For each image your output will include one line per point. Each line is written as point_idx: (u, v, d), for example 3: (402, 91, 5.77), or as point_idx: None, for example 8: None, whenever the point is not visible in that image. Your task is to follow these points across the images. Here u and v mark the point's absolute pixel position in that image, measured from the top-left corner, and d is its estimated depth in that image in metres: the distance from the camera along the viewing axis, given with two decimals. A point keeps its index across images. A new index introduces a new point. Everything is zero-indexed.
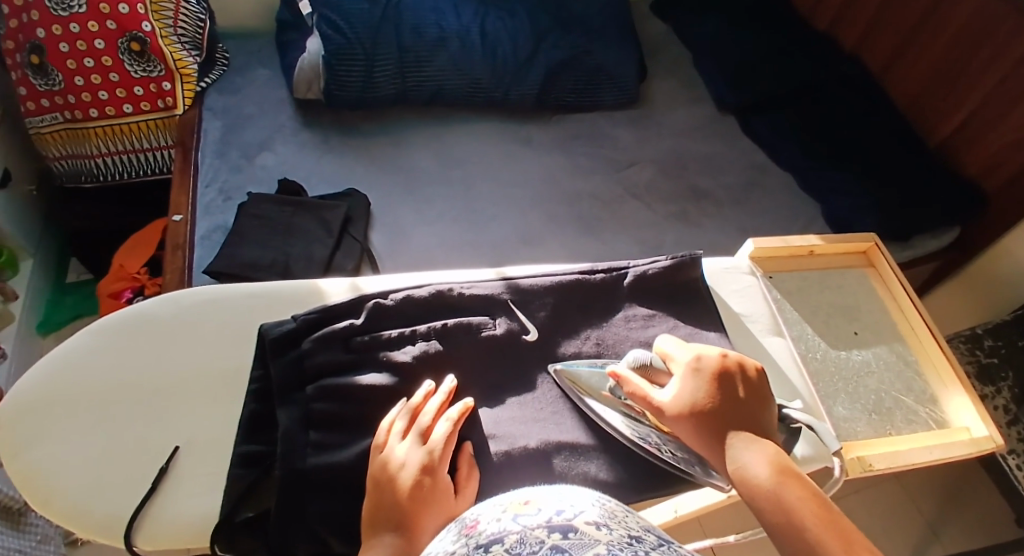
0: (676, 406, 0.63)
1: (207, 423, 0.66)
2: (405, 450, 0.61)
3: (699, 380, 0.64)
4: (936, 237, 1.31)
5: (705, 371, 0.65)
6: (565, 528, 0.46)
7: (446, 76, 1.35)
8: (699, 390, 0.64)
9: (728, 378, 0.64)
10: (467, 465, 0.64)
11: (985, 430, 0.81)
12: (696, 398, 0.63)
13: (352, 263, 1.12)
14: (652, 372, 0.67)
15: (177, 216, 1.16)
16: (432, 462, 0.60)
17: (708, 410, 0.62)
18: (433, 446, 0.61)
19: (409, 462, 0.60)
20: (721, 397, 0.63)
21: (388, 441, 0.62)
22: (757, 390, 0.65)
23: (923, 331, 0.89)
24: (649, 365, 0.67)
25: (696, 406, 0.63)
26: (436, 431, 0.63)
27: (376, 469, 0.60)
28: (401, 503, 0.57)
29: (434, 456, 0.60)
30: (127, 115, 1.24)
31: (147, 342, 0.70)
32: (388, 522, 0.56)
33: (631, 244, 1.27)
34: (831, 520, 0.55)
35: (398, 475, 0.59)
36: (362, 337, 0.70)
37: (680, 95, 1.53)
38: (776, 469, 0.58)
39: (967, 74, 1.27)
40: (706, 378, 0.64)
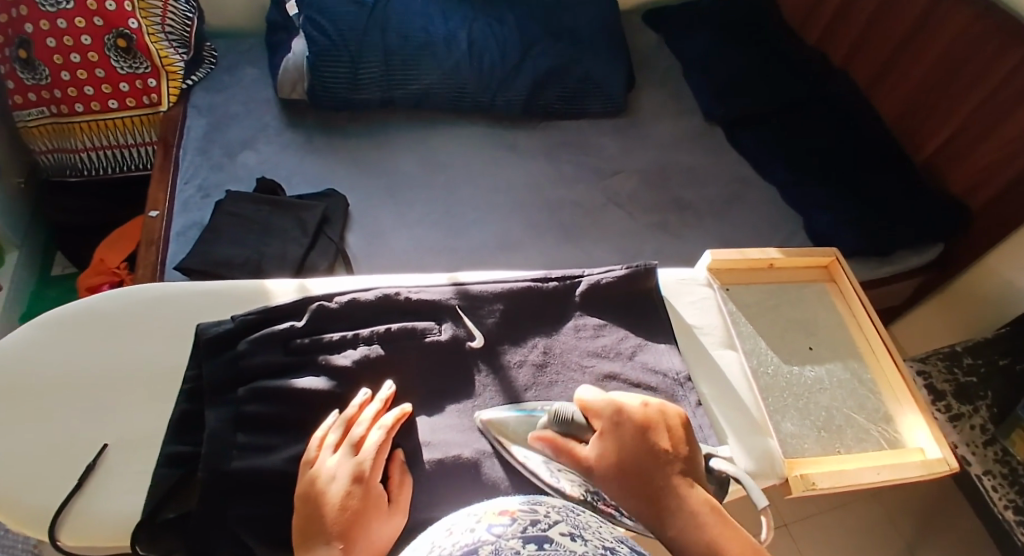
0: (603, 462, 0.61)
1: (138, 423, 0.66)
2: (338, 461, 0.61)
3: (623, 433, 0.62)
4: (919, 254, 1.31)
5: (627, 425, 0.63)
6: (541, 539, 0.44)
7: (432, 79, 1.35)
8: (627, 448, 0.62)
9: (654, 431, 0.63)
10: (402, 477, 0.64)
11: (938, 452, 0.80)
12: (622, 450, 0.61)
13: (325, 263, 1.14)
14: (574, 428, 0.64)
15: (154, 212, 1.17)
16: (366, 474, 0.60)
17: (636, 470, 0.61)
18: (365, 458, 0.61)
19: (341, 472, 0.60)
20: (648, 452, 0.62)
21: (320, 454, 0.62)
22: (682, 439, 0.64)
23: (881, 349, 0.88)
24: (572, 420, 0.64)
25: (624, 462, 0.61)
26: (370, 440, 0.63)
27: (305, 485, 0.60)
28: (334, 519, 0.57)
29: (367, 467, 0.61)
30: (113, 111, 1.25)
31: (87, 337, 0.71)
32: (322, 536, 0.57)
33: (610, 252, 1.27)
34: None
35: (329, 487, 0.59)
36: (303, 339, 0.71)
37: (669, 104, 1.53)
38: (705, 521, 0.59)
39: (951, 93, 1.26)
40: (632, 433, 0.62)
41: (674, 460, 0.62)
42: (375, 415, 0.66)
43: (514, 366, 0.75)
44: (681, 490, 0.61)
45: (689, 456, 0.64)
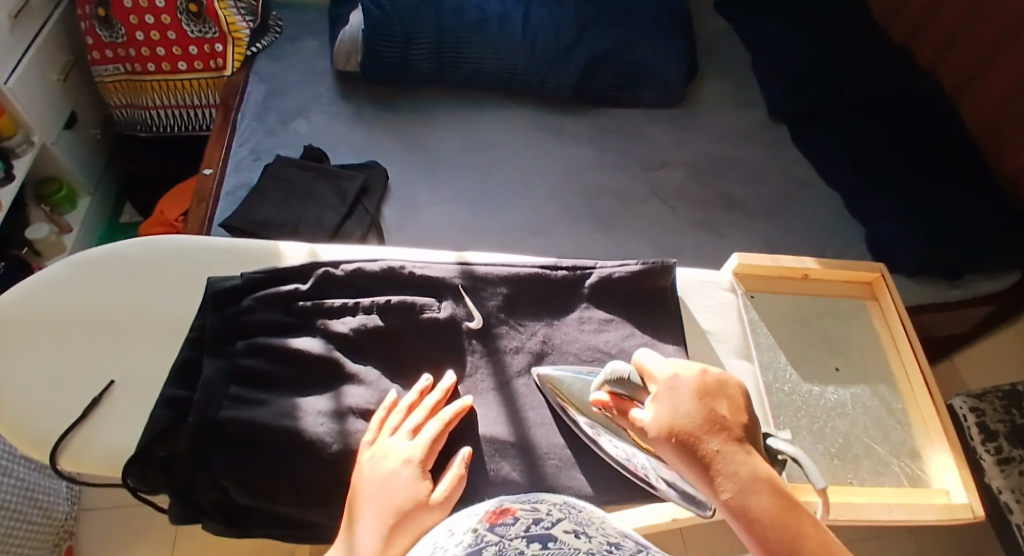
0: (658, 426, 0.57)
1: (142, 364, 0.70)
2: (395, 442, 0.61)
3: (681, 398, 0.58)
4: (992, 281, 1.20)
5: (686, 389, 0.58)
6: (544, 538, 0.44)
7: (484, 58, 1.34)
8: (683, 412, 0.56)
9: (714, 396, 0.58)
10: (456, 469, 0.61)
11: (965, 497, 0.73)
12: (679, 416, 0.56)
13: (360, 232, 1.15)
14: (629, 388, 0.62)
15: (208, 170, 1.23)
16: (419, 459, 0.59)
17: (694, 435, 0.55)
18: (419, 445, 0.61)
19: (396, 455, 0.60)
20: (706, 418, 0.56)
21: (383, 437, 0.62)
22: (744, 406, 0.59)
23: (917, 378, 0.81)
24: (627, 382, 0.61)
25: (680, 427, 0.56)
26: (427, 430, 0.63)
27: (361, 465, 0.60)
28: (393, 488, 0.57)
29: (421, 453, 0.60)
30: (181, 72, 1.32)
31: (109, 279, 0.75)
32: (374, 503, 0.56)
33: (648, 246, 1.23)
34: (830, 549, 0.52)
35: (382, 466, 0.59)
36: (305, 302, 0.72)
37: (731, 98, 1.46)
38: (772, 493, 0.54)
39: None
40: (690, 399, 0.57)
41: (734, 427, 0.56)
42: (440, 406, 0.67)
43: (510, 353, 0.74)
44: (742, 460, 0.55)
45: (749, 424, 0.58)
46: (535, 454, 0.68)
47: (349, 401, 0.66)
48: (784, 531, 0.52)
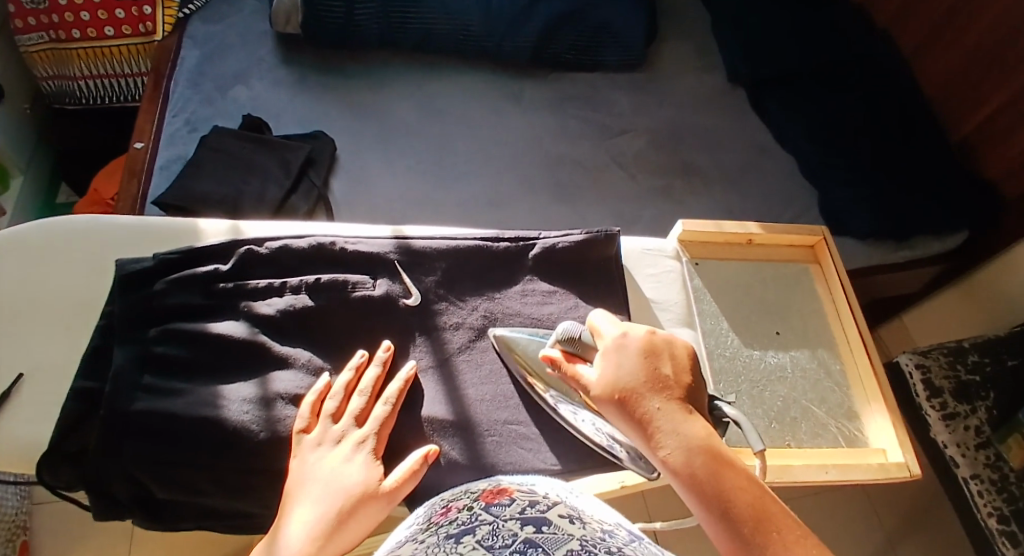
0: (602, 386, 0.57)
1: (52, 354, 0.66)
2: (341, 429, 0.61)
3: (625, 356, 0.58)
4: (942, 240, 1.22)
5: (631, 348, 0.58)
6: (538, 521, 0.39)
7: (433, 19, 1.28)
8: (626, 370, 0.56)
9: (658, 354, 0.57)
10: (413, 463, 0.59)
11: (901, 457, 0.74)
12: (621, 374, 0.56)
13: (306, 206, 1.12)
14: (581, 348, 0.63)
15: (139, 143, 1.17)
16: (370, 448, 0.60)
17: (632, 393, 0.55)
18: (368, 434, 0.61)
19: (344, 443, 0.60)
20: (648, 376, 0.56)
21: (324, 422, 0.61)
22: (690, 366, 0.58)
23: (857, 342, 0.81)
24: (578, 341, 0.63)
25: (621, 385, 0.56)
26: (373, 415, 0.63)
27: (302, 449, 0.59)
28: (340, 475, 0.57)
29: (371, 441, 0.60)
30: (108, 38, 1.24)
31: (14, 262, 0.70)
32: (317, 490, 0.55)
33: (605, 216, 1.21)
34: (764, 513, 0.49)
35: (326, 451, 0.59)
36: (225, 283, 0.68)
37: (692, 60, 1.43)
38: (705, 452, 0.52)
39: (1004, 62, 1.17)
40: (634, 356, 0.57)
41: (675, 386, 0.56)
42: (381, 386, 0.66)
43: (448, 329, 0.72)
44: (682, 418, 0.54)
45: (694, 384, 0.57)
46: (475, 433, 0.67)
47: (276, 387, 0.64)
48: (723, 489, 0.50)
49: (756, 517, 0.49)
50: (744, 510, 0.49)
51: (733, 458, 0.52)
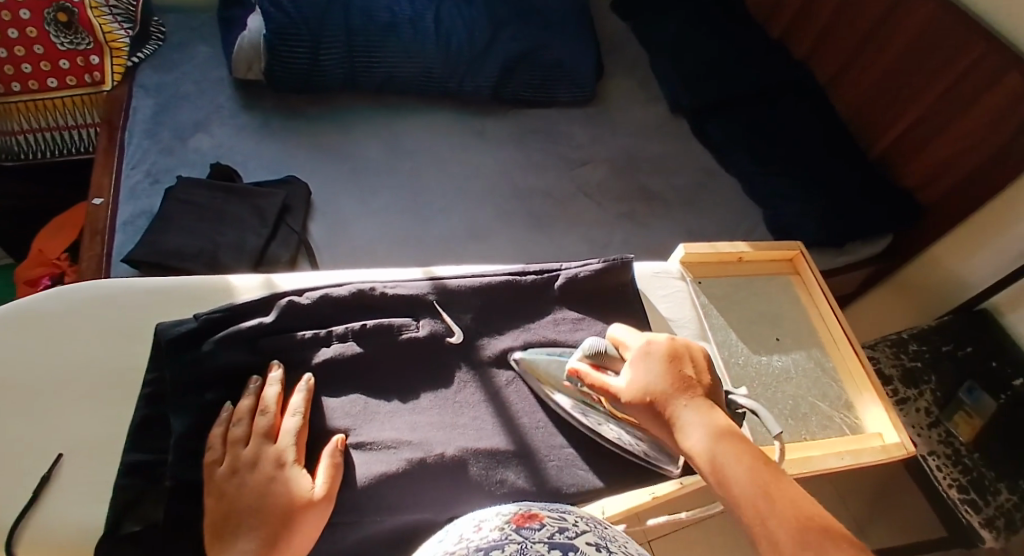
0: (631, 391, 0.64)
1: (89, 428, 0.62)
2: (253, 450, 0.59)
3: (651, 363, 0.65)
4: (873, 244, 1.37)
5: (655, 354, 0.65)
6: (566, 546, 0.40)
7: (397, 62, 1.31)
8: (654, 373, 0.64)
9: (680, 359, 0.65)
10: (331, 457, 0.62)
11: (897, 437, 0.82)
12: (650, 379, 0.64)
13: (287, 254, 1.10)
14: (606, 359, 0.69)
15: (98, 200, 1.11)
16: (288, 459, 0.60)
17: (661, 394, 0.62)
18: (286, 447, 0.60)
19: (263, 463, 0.59)
20: (675, 378, 0.63)
21: (233, 448, 0.60)
22: (708, 369, 0.66)
23: (843, 340, 0.90)
24: (604, 353, 0.69)
25: (651, 389, 0.63)
26: (287, 430, 0.62)
27: (216, 481, 0.58)
28: (272, 505, 0.57)
29: (289, 454, 0.60)
30: (51, 90, 1.19)
31: (37, 335, 0.66)
32: (247, 519, 0.56)
33: (579, 242, 1.26)
34: (782, 491, 0.54)
35: (247, 476, 0.58)
36: (269, 338, 0.67)
37: (637, 95, 1.54)
38: (728, 442, 0.58)
39: (910, 85, 1.33)
40: (660, 360, 0.64)
41: (696, 384, 0.63)
42: (286, 403, 0.64)
43: (493, 362, 0.74)
44: (706, 414, 0.61)
45: (712, 383, 0.65)
46: (536, 458, 0.69)
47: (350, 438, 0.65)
48: (744, 469, 0.55)
49: (771, 490, 0.54)
50: (759, 483, 0.54)
51: (753, 447, 0.58)
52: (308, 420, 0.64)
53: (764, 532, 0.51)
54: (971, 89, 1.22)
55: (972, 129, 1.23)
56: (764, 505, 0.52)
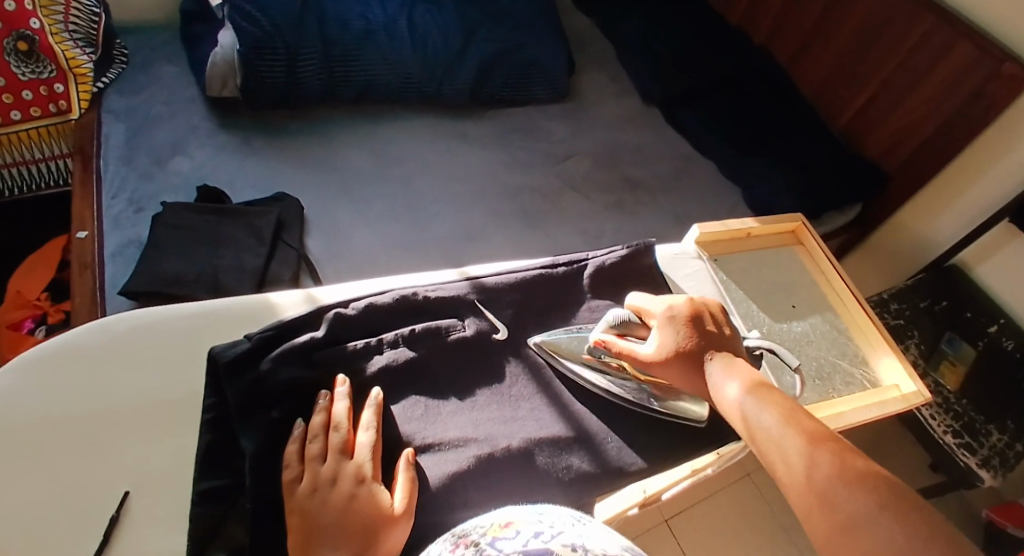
0: (661, 353, 0.68)
1: (154, 463, 0.64)
2: (332, 466, 0.60)
3: (676, 326, 0.70)
4: (844, 213, 1.42)
5: (678, 317, 0.70)
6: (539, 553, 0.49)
7: (376, 69, 1.31)
8: (680, 333, 0.69)
9: (701, 319, 0.70)
10: (406, 471, 0.61)
11: (913, 385, 0.87)
12: (679, 338, 0.69)
13: (289, 272, 1.05)
14: (630, 326, 0.72)
15: (81, 233, 1.04)
16: (367, 474, 0.60)
17: (689, 348, 0.68)
18: (364, 461, 0.61)
19: (343, 479, 0.59)
20: (700, 334, 0.69)
21: (311, 464, 0.60)
22: (727, 325, 0.72)
23: (852, 302, 0.94)
24: (628, 321, 0.72)
25: (679, 348, 0.68)
26: (360, 444, 0.62)
27: (297, 498, 0.58)
28: (351, 519, 0.57)
29: (367, 468, 0.60)
30: (16, 122, 1.15)
31: (87, 376, 0.68)
32: (328, 534, 0.56)
33: (574, 235, 1.28)
34: (798, 421, 0.62)
35: (329, 493, 0.58)
36: (323, 351, 0.68)
37: (607, 87, 1.57)
38: (751, 384, 0.66)
39: (866, 61, 1.38)
40: (684, 322, 0.70)
41: (719, 337, 0.70)
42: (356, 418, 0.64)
43: (539, 354, 0.75)
44: (730, 360, 0.68)
45: (731, 335, 0.71)
46: (595, 441, 0.70)
47: (415, 438, 0.66)
48: (763, 396, 0.64)
49: (787, 413, 0.63)
50: (777, 409, 0.63)
51: (770, 387, 0.66)
52: (379, 432, 0.64)
53: (779, 443, 0.61)
54: (927, 58, 1.27)
55: (932, 95, 1.28)
56: (780, 423, 0.62)
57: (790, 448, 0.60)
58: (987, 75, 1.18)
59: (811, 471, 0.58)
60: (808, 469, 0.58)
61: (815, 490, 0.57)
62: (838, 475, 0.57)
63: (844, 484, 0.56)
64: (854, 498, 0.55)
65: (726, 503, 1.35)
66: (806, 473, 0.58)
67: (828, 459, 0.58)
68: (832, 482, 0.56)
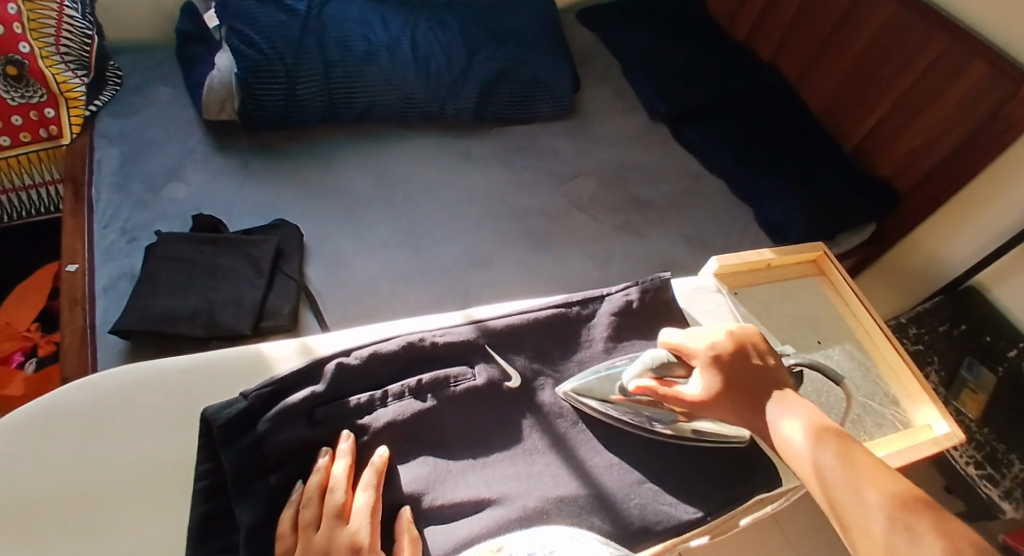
0: (706, 396, 0.67)
1: (149, 532, 0.63)
2: (325, 535, 0.58)
3: (721, 365, 0.68)
4: (858, 233, 1.35)
5: (722, 358, 0.69)
6: None
7: (376, 90, 1.28)
8: (725, 373, 0.68)
9: (747, 354, 0.69)
10: (409, 532, 0.61)
11: (947, 427, 0.83)
12: (729, 375, 0.68)
13: (289, 305, 0.99)
14: (669, 367, 0.70)
15: (72, 265, 1.00)
16: (363, 544, 0.58)
17: (738, 388, 0.67)
18: (359, 527, 0.59)
19: (337, 548, 0.57)
20: (747, 372, 0.68)
21: (304, 532, 0.59)
22: (771, 354, 0.71)
23: (878, 335, 0.90)
24: (668, 362, 0.70)
25: (722, 387, 0.67)
26: (358, 507, 0.60)
27: None
28: None
29: (363, 536, 0.58)
30: (6, 148, 1.12)
31: (80, 439, 0.66)
32: None
33: (583, 258, 1.23)
34: (865, 473, 0.61)
35: None
36: (324, 407, 0.67)
37: (614, 102, 1.53)
38: (814, 431, 0.64)
39: (880, 79, 1.33)
40: (728, 362, 0.68)
41: (766, 372, 0.69)
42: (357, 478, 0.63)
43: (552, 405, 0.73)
44: (787, 396, 0.67)
45: (776, 366, 0.70)
46: (613, 502, 0.67)
47: (428, 497, 0.64)
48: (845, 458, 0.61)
49: (864, 470, 0.61)
50: (848, 457, 0.62)
51: (839, 433, 0.64)
52: (379, 492, 0.63)
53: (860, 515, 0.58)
54: (940, 76, 1.23)
55: (943, 114, 1.23)
56: (863, 493, 0.59)
57: (875, 525, 0.57)
58: (1004, 93, 1.14)
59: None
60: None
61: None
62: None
63: None
64: None
65: (743, 538, 1.29)
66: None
67: (920, 542, 0.55)
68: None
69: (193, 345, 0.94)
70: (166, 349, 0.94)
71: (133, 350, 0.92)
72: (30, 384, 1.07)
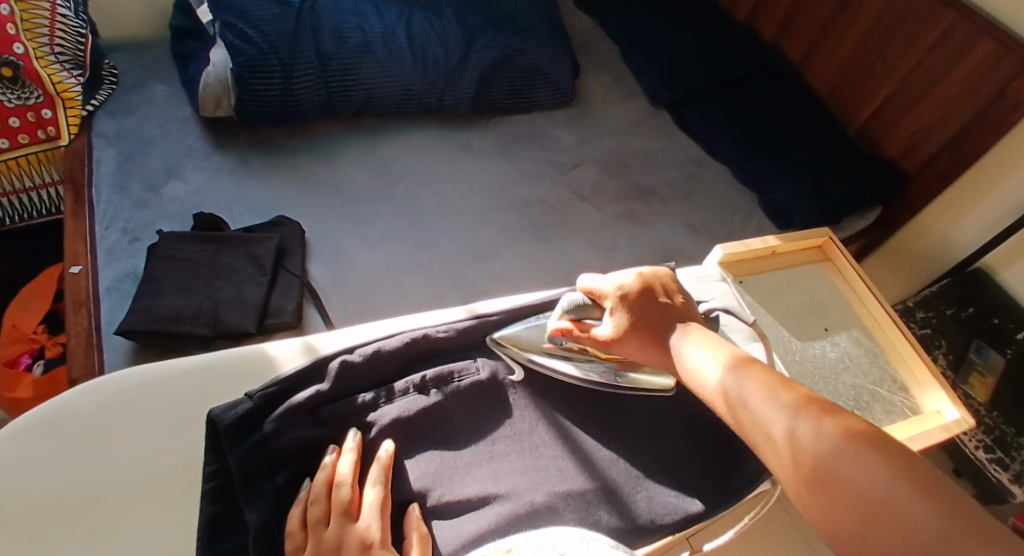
0: (618, 336, 0.69)
1: (158, 536, 0.63)
2: (336, 531, 0.58)
3: (631, 305, 0.70)
4: (863, 216, 1.34)
5: (630, 297, 0.70)
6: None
7: (374, 81, 1.27)
8: (635, 316, 0.69)
9: (655, 293, 0.71)
10: (417, 529, 0.61)
11: (956, 413, 0.82)
12: (640, 316, 0.69)
13: (292, 302, 0.99)
14: (586, 309, 0.71)
15: (75, 267, 1.00)
16: (374, 540, 0.58)
17: (644, 328, 0.69)
18: (370, 524, 0.59)
19: (348, 545, 0.57)
20: (654, 312, 0.70)
21: (314, 530, 0.59)
22: (678, 292, 0.73)
23: (886, 320, 0.89)
24: (585, 305, 0.71)
25: (632, 327, 0.69)
26: (368, 502, 0.61)
27: None
28: None
29: (373, 532, 0.58)
30: (4, 150, 1.11)
31: (84, 443, 0.66)
32: None
33: (587, 249, 1.22)
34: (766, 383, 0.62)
35: None
36: (330, 405, 0.67)
37: (614, 90, 1.51)
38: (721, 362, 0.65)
39: (884, 59, 1.31)
40: (638, 301, 0.70)
41: (673, 310, 0.71)
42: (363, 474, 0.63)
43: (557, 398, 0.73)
44: (690, 328, 0.69)
45: (684, 304, 0.72)
46: (620, 495, 0.67)
47: (434, 493, 0.64)
48: (750, 374, 0.62)
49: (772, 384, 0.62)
50: (758, 380, 0.62)
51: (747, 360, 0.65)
52: (387, 488, 0.63)
53: (763, 416, 0.60)
54: (946, 56, 1.21)
55: (949, 95, 1.22)
56: (765, 402, 0.60)
57: (774, 428, 0.59)
58: (1010, 70, 1.12)
59: (803, 444, 0.57)
60: (793, 437, 0.57)
61: (804, 463, 0.56)
62: (835, 441, 0.55)
63: (840, 448, 0.55)
64: (841, 452, 0.55)
65: (754, 525, 1.30)
66: (790, 442, 0.57)
67: (820, 425, 0.57)
68: (830, 451, 0.55)
69: (198, 344, 0.94)
70: (171, 349, 0.94)
71: (138, 351, 0.92)
72: (38, 385, 1.07)
